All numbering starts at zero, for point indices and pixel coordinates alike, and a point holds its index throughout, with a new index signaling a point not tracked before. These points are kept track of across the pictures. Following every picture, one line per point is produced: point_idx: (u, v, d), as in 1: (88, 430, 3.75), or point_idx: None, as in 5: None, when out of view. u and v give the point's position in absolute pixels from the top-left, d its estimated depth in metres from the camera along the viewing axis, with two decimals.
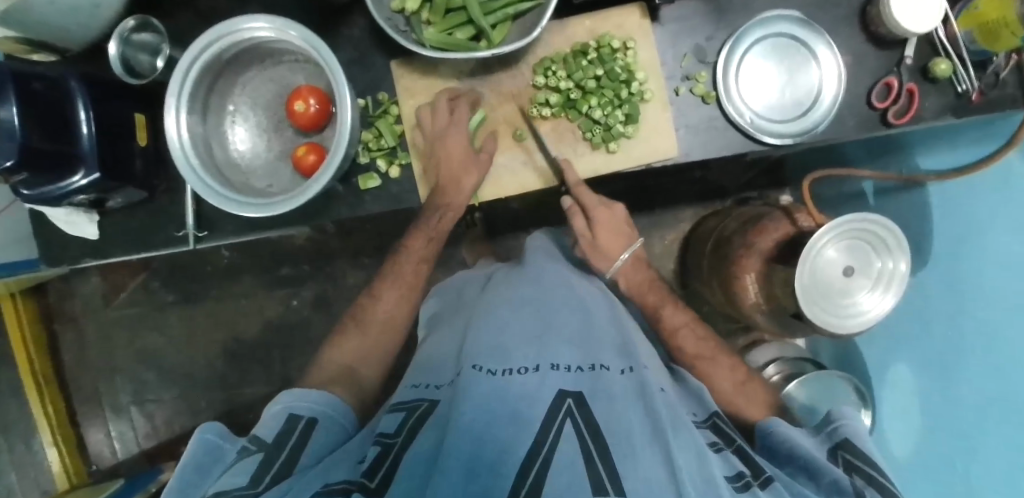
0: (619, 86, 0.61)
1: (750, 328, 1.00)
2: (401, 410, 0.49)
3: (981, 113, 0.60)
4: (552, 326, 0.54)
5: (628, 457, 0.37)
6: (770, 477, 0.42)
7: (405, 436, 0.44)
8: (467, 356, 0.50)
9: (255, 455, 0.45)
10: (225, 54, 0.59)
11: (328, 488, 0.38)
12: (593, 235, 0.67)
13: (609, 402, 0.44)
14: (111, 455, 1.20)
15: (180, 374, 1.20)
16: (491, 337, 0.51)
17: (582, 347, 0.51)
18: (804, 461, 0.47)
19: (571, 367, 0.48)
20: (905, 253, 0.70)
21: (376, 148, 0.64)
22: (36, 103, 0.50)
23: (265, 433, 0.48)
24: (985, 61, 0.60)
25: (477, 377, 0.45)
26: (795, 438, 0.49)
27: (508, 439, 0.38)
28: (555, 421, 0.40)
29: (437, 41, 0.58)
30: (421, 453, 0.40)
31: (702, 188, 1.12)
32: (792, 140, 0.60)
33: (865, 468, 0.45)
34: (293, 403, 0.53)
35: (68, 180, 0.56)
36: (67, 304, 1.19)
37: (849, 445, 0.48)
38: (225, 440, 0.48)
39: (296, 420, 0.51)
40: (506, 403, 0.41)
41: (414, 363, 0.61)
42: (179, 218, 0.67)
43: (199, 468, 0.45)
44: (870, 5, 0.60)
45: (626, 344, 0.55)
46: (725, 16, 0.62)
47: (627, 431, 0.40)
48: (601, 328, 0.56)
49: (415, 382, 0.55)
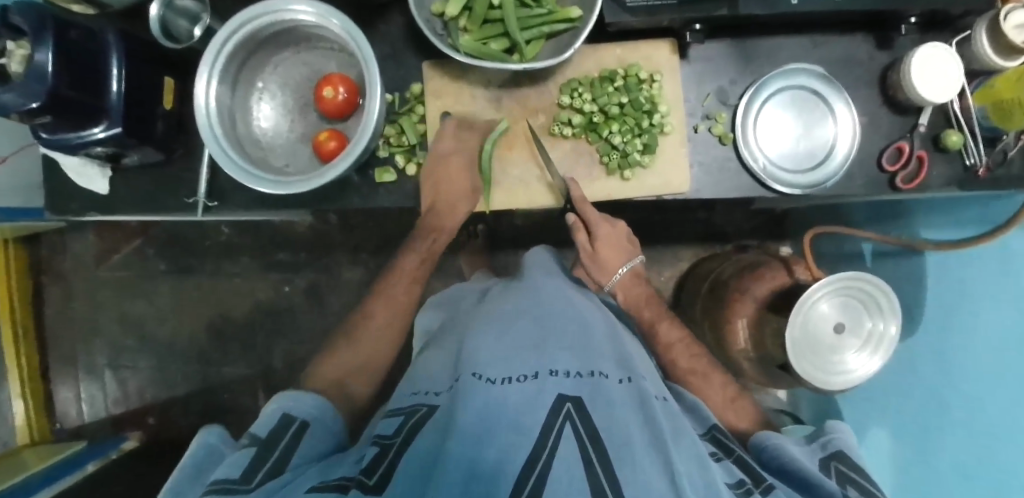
0: (641, 116, 0.62)
1: (736, 374, 1.00)
2: (398, 415, 0.50)
3: (986, 188, 0.62)
4: (553, 334, 0.54)
5: (627, 464, 0.38)
6: (771, 484, 0.44)
7: (404, 437, 0.44)
8: (465, 365, 0.50)
9: (249, 448, 0.45)
10: (262, 32, 0.60)
11: (325, 483, 0.40)
12: (596, 250, 0.70)
13: (609, 408, 0.44)
14: (77, 416, 1.18)
15: (160, 343, 1.18)
16: (492, 345, 0.52)
17: (581, 354, 0.51)
18: (798, 476, 0.47)
19: (570, 371, 0.48)
20: (896, 316, 0.71)
21: (397, 144, 0.65)
22: (70, 49, 0.51)
23: (258, 432, 0.48)
24: (995, 138, 0.62)
25: (477, 384, 0.45)
26: (789, 453, 0.51)
27: (507, 446, 0.38)
28: (555, 426, 0.41)
29: (471, 48, 0.59)
30: (420, 457, 0.40)
31: (704, 230, 1.14)
32: (801, 191, 0.62)
33: (862, 482, 0.48)
34: (291, 405, 0.53)
35: (89, 131, 0.56)
36: (58, 258, 1.18)
37: (843, 458, 0.51)
38: (225, 445, 0.48)
39: (290, 419, 0.51)
40: (506, 412, 0.42)
41: (410, 374, 0.61)
42: (194, 185, 0.67)
43: (197, 469, 0.45)
44: (890, 72, 0.62)
45: (624, 354, 0.55)
46: (750, 63, 0.64)
47: (627, 438, 0.41)
48: (601, 339, 0.56)
49: (414, 390, 0.55)
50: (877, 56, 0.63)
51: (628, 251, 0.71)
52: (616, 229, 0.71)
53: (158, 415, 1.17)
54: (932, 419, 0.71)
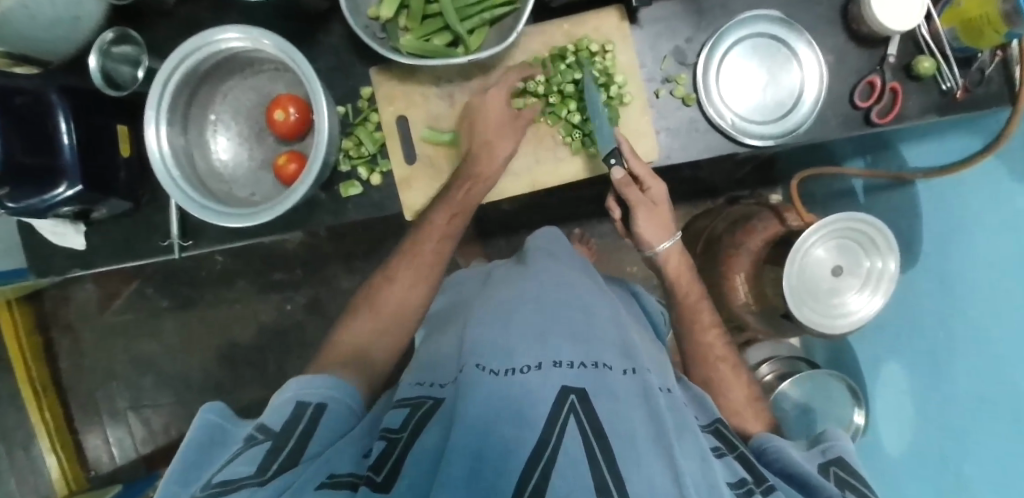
0: (598, 90, 0.60)
1: (744, 331, 0.99)
2: (405, 406, 0.49)
3: (966, 111, 0.60)
4: (556, 322, 0.53)
5: (633, 463, 0.38)
6: (772, 485, 0.44)
7: (410, 432, 0.44)
8: (468, 354, 0.50)
9: (262, 443, 0.43)
10: (204, 64, 0.59)
11: (334, 479, 0.39)
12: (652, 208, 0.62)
13: (612, 399, 0.44)
14: (109, 460, 1.22)
15: (175, 379, 1.21)
16: (495, 335, 0.51)
17: (585, 342, 0.51)
18: (797, 477, 0.48)
19: (573, 363, 0.47)
20: (895, 253, 0.68)
21: (356, 156, 0.64)
22: (15, 112, 0.51)
23: (269, 422, 0.46)
24: (970, 57, 0.59)
25: (480, 378, 0.45)
26: (788, 454, 0.51)
27: (513, 439, 0.38)
28: (559, 418, 0.40)
29: (413, 48, 0.57)
30: (427, 450, 0.40)
31: (694, 187, 1.12)
32: (775, 141, 0.60)
33: (862, 489, 0.46)
34: (302, 389, 0.50)
35: (52, 193, 0.56)
36: (63, 311, 1.20)
37: (842, 462, 0.50)
38: (234, 425, 0.49)
39: (305, 406, 0.48)
40: (511, 403, 0.42)
41: (416, 359, 0.61)
42: (165, 228, 0.67)
43: (205, 449, 0.45)
44: (851, 4, 0.59)
45: (627, 342, 0.54)
46: (704, 17, 0.61)
47: (632, 434, 0.41)
48: (603, 325, 0.55)
49: (419, 379, 0.55)
50: None
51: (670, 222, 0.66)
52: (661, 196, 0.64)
53: None
54: (942, 362, 0.70)
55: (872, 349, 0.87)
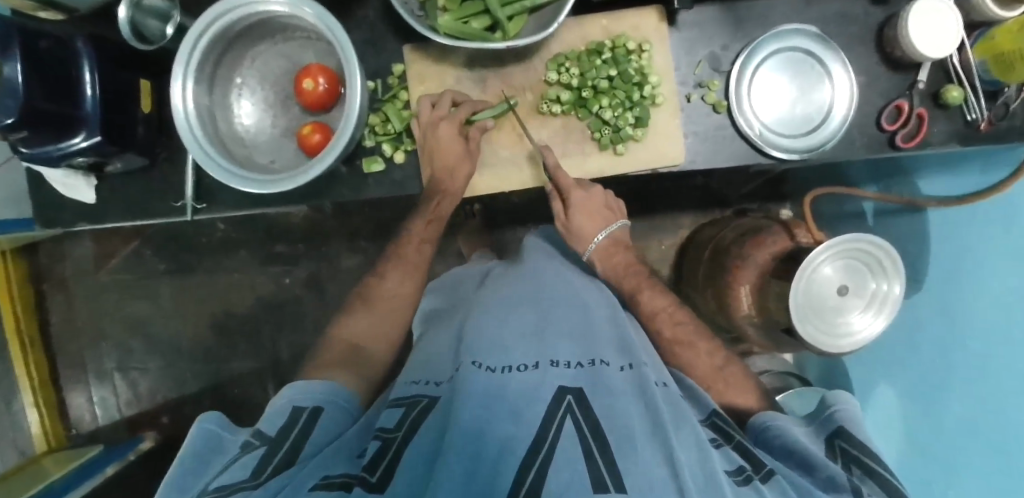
0: (631, 88, 0.61)
1: (741, 342, 1.00)
2: (401, 405, 0.48)
3: (989, 143, 0.61)
4: (551, 323, 0.54)
5: (629, 456, 0.37)
6: (770, 470, 0.45)
7: (407, 430, 0.44)
8: (465, 353, 0.50)
9: (258, 449, 0.45)
10: (236, 26, 0.58)
11: (327, 480, 0.39)
12: (570, 217, 0.65)
13: (609, 397, 0.44)
14: (92, 420, 1.20)
15: (166, 344, 1.19)
16: (492, 335, 0.52)
17: (580, 342, 0.51)
18: (798, 455, 0.48)
19: (570, 362, 0.47)
20: (900, 277, 0.70)
21: (382, 133, 0.63)
22: (41, 60, 0.49)
23: (265, 429, 0.48)
24: (996, 91, 0.60)
25: (476, 375, 0.45)
26: (789, 433, 0.51)
27: (509, 436, 0.38)
28: (556, 417, 0.40)
29: (450, 29, 0.56)
30: (423, 451, 0.40)
31: (704, 195, 1.13)
32: (801, 155, 0.61)
33: (863, 459, 0.48)
34: (297, 396, 0.52)
35: (69, 141, 0.55)
36: (58, 265, 1.18)
37: (844, 433, 0.51)
38: (228, 432, 0.50)
39: (300, 411, 0.50)
40: (507, 402, 0.42)
41: (412, 359, 0.60)
42: (179, 189, 0.66)
43: (200, 455, 0.46)
44: (887, 27, 0.60)
45: (625, 339, 0.54)
46: (742, 26, 0.62)
47: (628, 430, 0.40)
48: (601, 325, 0.56)
49: (415, 378, 0.54)
50: (872, 12, 0.61)
51: (609, 214, 0.66)
52: (592, 195, 0.64)
53: (171, 414, 1.18)
54: (936, 383, 0.71)
55: (864, 369, 0.88)
